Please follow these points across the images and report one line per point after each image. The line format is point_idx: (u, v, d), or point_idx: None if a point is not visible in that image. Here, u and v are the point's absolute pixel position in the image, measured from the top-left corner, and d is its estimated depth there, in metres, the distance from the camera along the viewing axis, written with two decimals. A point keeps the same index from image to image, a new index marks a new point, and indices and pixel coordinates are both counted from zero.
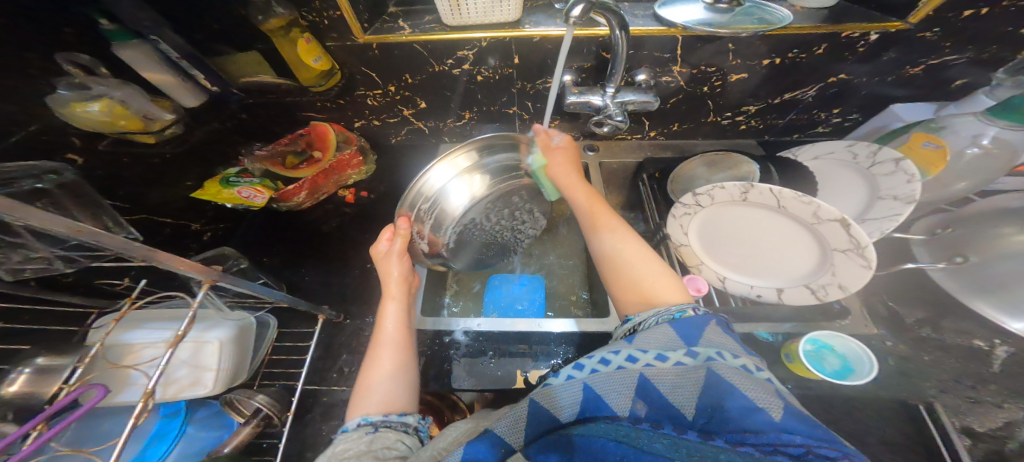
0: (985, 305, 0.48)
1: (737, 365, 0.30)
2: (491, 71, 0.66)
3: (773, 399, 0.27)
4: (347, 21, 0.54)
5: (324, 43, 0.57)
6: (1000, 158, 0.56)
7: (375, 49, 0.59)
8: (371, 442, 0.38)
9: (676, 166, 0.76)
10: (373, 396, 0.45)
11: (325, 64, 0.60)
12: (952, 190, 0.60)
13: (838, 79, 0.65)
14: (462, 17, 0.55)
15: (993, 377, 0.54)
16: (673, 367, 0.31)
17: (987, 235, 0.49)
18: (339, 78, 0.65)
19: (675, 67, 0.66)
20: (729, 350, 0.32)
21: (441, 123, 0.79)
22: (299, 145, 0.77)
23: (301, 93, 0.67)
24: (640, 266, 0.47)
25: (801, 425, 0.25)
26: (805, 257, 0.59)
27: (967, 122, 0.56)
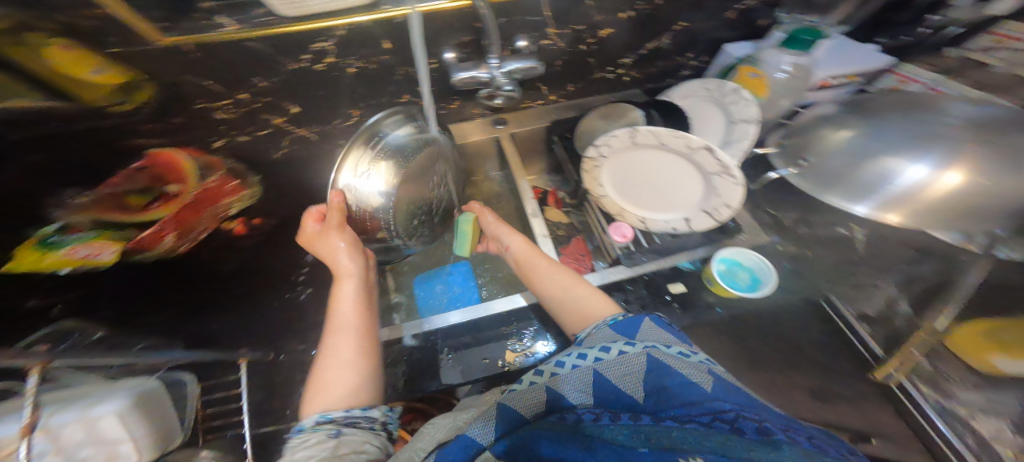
0: (834, 197, 0.49)
1: (673, 352, 0.34)
2: (362, 62, 0.60)
3: (703, 375, 0.30)
4: (132, 25, 0.44)
5: (108, 51, 0.46)
6: (801, 78, 0.62)
7: (194, 50, 0.49)
8: (336, 447, 0.35)
9: (579, 123, 0.77)
10: (335, 388, 0.43)
11: (110, 77, 0.48)
12: (778, 109, 0.67)
13: (681, 27, 0.70)
14: (304, 8, 0.46)
15: (860, 259, 0.62)
16: (617, 356, 0.35)
17: (816, 140, 0.53)
18: (145, 100, 0.53)
19: (550, 29, 0.66)
20: (663, 342, 0.36)
21: (328, 127, 0.70)
22: (140, 181, 0.61)
23: (100, 116, 0.52)
24: (577, 292, 0.52)
25: (730, 395, 0.28)
26: (694, 186, 0.63)
27: (771, 53, 0.61)
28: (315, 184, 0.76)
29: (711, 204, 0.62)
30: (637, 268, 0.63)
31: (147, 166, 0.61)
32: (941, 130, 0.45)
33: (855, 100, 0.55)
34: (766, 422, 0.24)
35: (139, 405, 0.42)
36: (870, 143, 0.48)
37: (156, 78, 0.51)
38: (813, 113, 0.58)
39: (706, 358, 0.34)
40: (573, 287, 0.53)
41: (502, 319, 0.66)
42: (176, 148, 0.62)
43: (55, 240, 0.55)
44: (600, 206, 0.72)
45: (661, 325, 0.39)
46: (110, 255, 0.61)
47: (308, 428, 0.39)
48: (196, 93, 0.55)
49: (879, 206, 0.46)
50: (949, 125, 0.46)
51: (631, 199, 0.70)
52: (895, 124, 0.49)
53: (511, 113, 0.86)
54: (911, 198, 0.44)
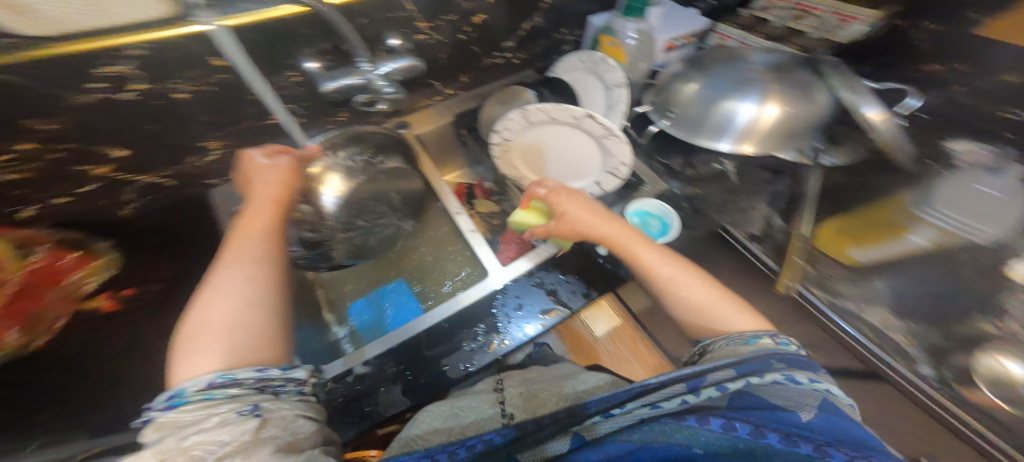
0: (703, 139, 0.56)
1: (784, 380, 0.31)
2: (199, 84, 0.52)
3: (815, 405, 0.28)
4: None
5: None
6: (649, 42, 0.68)
7: None
8: (248, 423, 0.26)
9: (482, 113, 0.77)
10: (227, 335, 0.32)
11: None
12: (639, 72, 0.73)
13: (548, 4, 0.72)
14: (49, 22, 0.37)
15: (740, 187, 0.70)
16: (725, 391, 0.30)
17: (674, 95, 0.58)
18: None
19: (420, 22, 0.63)
20: (771, 369, 0.32)
21: (186, 167, 0.62)
22: None
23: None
24: (691, 291, 0.47)
25: (846, 427, 0.26)
26: (592, 152, 0.67)
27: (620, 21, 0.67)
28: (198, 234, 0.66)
29: (611, 164, 0.66)
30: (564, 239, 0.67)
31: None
32: (754, 76, 0.53)
33: (693, 55, 0.60)
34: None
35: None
36: (712, 93, 0.54)
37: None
38: (665, 73, 0.62)
39: (826, 389, 0.31)
40: (693, 286, 0.47)
41: (468, 319, 0.61)
42: None
43: None
44: (522, 187, 0.75)
45: (779, 358, 0.34)
46: None
47: (192, 395, 0.27)
48: None
49: (734, 141, 0.54)
50: (755, 70, 0.53)
51: (544, 175, 0.73)
52: (724, 74, 0.55)
53: (411, 114, 0.82)
54: (750, 134, 0.52)
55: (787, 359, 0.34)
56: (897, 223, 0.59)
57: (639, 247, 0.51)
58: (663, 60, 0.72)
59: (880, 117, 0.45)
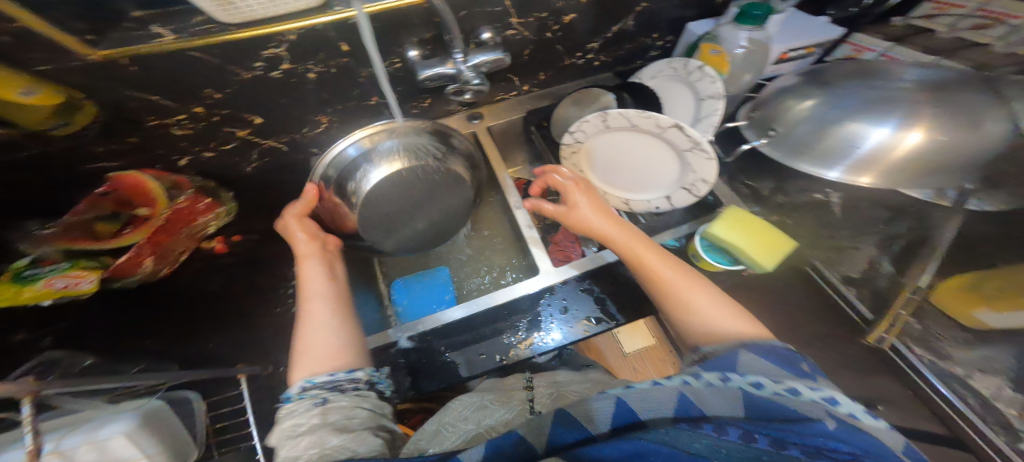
0: (806, 165, 0.49)
1: (785, 390, 0.31)
2: (322, 67, 0.58)
3: (819, 413, 0.28)
4: (55, 40, 0.40)
5: (36, 69, 0.42)
6: (760, 52, 0.61)
7: (131, 66, 0.46)
8: (324, 411, 0.36)
9: (554, 111, 0.77)
10: (315, 353, 0.42)
11: (49, 96, 0.44)
12: (742, 84, 0.66)
13: (643, 8, 0.69)
14: (240, 12, 0.45)
15: (840, 223, 0.62)
16: (711, 388, 0.32)
17: (780, 112, 0.53)
18: (97, 111, 0.50)
19: (513, 19, 0.66)
20: (773, 376, 0.33)
21: (298, 136, 0.69)
22: (104, 208, 0.61)
23: (41, 141, 0.49)
24: (726, 319, 0.42)
25: (855, 436, 0.26)
26: (669, 165, 0.63)
27: (729, 29, 0.60)
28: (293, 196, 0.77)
29: (688, 181, 0.62)
30: None
31: (110, 191, 0.60)
32: (899, 94, 0.45)
33: (811, 69, 0.54)
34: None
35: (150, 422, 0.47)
36: (833, 111, 0.48)
37: (97, 99, 0.48)
38: (774, 86, 0.57)
39: (829, 395, 0.30)
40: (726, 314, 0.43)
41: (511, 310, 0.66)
42: (137, 171, 0.60)
43: (30, 274, 0.54)
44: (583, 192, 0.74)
45: (763, 353, 0.36)
46: (90, 284, 0.58)
47: (293, 396, 0.37)
48: (141, 108, 0.52)
49: (847, 171, 0.47)
50: (904, 89, 0.46)
51: (611, 181, 0.70)
52: (854, 90, 0.48)
53: (485, 106, 0.85)
54: (875, 164, 0.45)
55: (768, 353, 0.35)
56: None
57: (654, 255, 0.50)
58: (772, 72, 0.69)
59: None
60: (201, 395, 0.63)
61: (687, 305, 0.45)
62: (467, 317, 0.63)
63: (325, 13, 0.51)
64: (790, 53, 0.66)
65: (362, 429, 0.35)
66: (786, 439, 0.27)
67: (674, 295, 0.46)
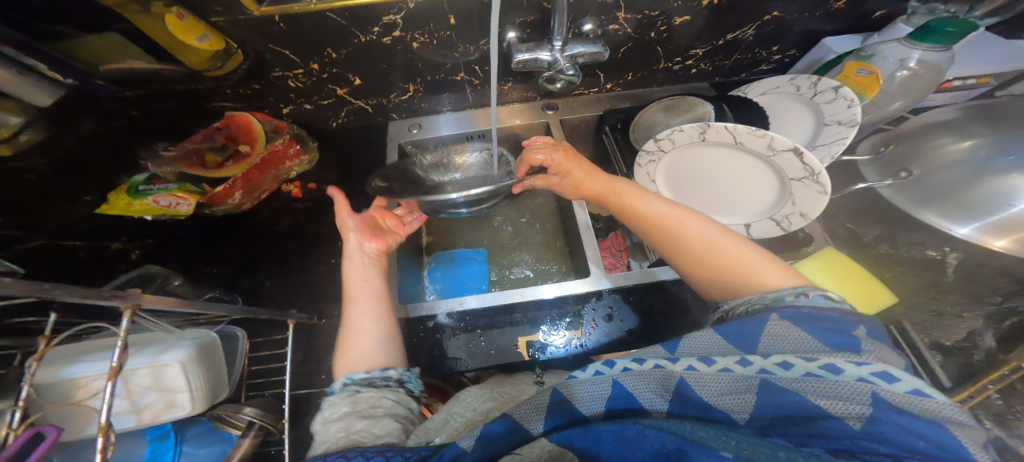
0: (930, 214, 0.46)
1: (812, 368, 0.26)
2: (427, 37, 0.61)
3: (854, 404, 0.24)
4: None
5: (210, 20, 0.50)
6: (926, 78, 0.56)
7: (280, 24, 0.53)
8: (358, 404, 0.40)
9: (636, 114, 0.73)
10: (356, 356, 0.45)
11: (212, 44, 0.52)
12: (888, 111, 0.62)
13: (772, 17, 0.66)
14: None
15: (950, 286, 0.55)
16: (720, 373, 0.29)
17: (926, 148, 0.49)
18: (242, 59, 0.58)
19: (620, 14, 0.64)
20: (793, 348, 0.28)
21: (385, 100, 0.74)
22: (217, 141, 0.67)
23: (194, 81, 0.59)
24: (761, 271, 0.38)
25: (898, 436, 0.22)
26: (765, 190, 0.59)
27: (893, 47, 0.56)
28: (365, 155, 0.79)
29: (782, 212, 0.58)
30: None
31: (224, 127, 0.67)
32: None
33: (982, 104, 0.48)
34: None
35: (202, 356, 0.50)
36: (993, 160, 0.44)
37: (244, 48, 0.57)
38: (925, 116, 0.51)
39: (834, 364, 0.26)
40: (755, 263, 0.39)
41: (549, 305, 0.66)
42: (249, 112, 0.68)
43: (143, 189, 0.59)
44: None
45: (796, 321, 0.30)
46: (188, 207, 0.63)
47: (336, 389, 0.42)
48: (274, 62, 0.60)
49: (984, 229, 0.43)
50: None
51: (688, 197, 0.66)
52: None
53: (562, 99, 0.84)
54: (1016, 225, 0.41)
55: (810, 323, 0.29)
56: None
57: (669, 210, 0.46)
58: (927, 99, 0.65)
59: None
60: (246, 334, 0.63)
61: (708, 253, 0.41)
62: (482, 309, 0.65)
63: None
64: (955, 82, 0.62)
65: (387, 421, 0.39)
66: (800, 437, 0.24)
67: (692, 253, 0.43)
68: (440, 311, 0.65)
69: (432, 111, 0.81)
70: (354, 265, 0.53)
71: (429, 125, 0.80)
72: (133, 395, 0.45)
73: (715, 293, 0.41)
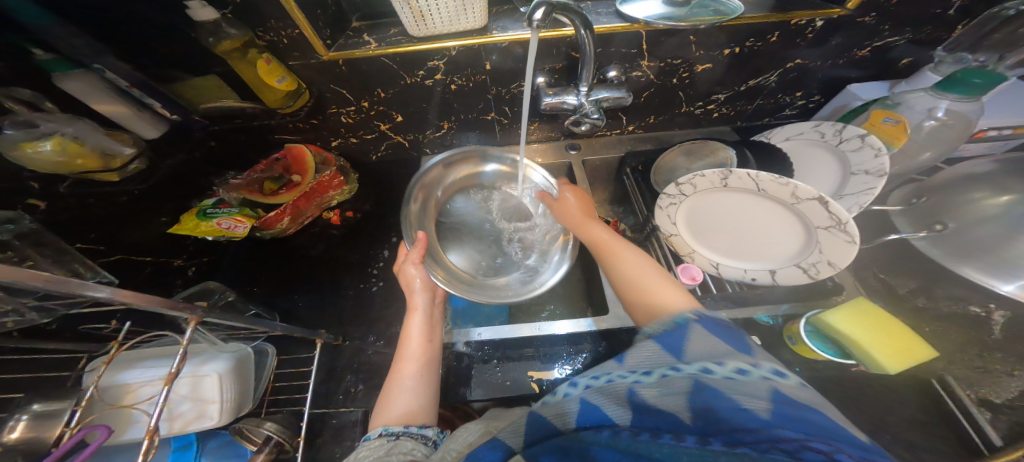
0: (969, 268, 0.45)
1: (728, 371, 0.28)
2: (465, 79, 0.68)
3: (764, 402, 0.25)
4: (309, 40, 0.55)
5: (287, 63, 0.58)
6: (956, 128, 0.56)
7: (342, 66, 0.60)
8: (391, 447, 0.41)
9: (657, 157, 0.77)
10: (395, 413, 0.48)
11: (288, 85, 0.61)
12: (919, 161, 0.62)
13: (794, 65, 0.69)
14: (429, 28, 0.58)
15: (997, 345, 0.52)
16: (660, 380, 0.29)
17: (959, 202, 0.48)
18: (307, 98, 0.66)
19: (643, 62, 0.69)
20: (714, 355, 0.30)
21: (421, 136, 0.81)
22: (275, 170, 0.74)
23: (268, 116, 0.67)
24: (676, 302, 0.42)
25: (801, 423, 0.23)
26: (791, 237, 0.59)
27: (919, 97, 0.57)
28: (400, 184, 0.85)
29: (809, 259, 0.57)
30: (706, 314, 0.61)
31: (282, 158, 0.74)
32: None
33: (1017, 158, 0.48)
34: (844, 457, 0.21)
35: (237, 369, 0.53)
36: None
37: (311, 88, 0.64)
38: (956, 170, 0.51)
39: (770, 372, 0.28)
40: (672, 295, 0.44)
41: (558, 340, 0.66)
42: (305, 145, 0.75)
43: (210, 212, 0.65)
44: (668, 245, 0.71)
45: (711, 330, 0.33)
46: (243, 230, 0.67)
47: (372, 437, 0.44)
48: (332, 99, 0.67)
49: None
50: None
51: (711, 241, 0.67)
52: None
53: (584, 139, 0.89)
54: None
55: (725, 334, 0.33)
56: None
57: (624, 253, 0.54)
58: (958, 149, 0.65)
59: None
60: (276, 352, 0.66)
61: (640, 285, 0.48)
62: (495, 340, 0.65)
63: (488, 35, 0.60)
64: (989, 132, 0.62)
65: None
66: (733, 438, 0.24)
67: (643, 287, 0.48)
68: (460, 340, 0.64)
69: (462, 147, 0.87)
70: (420, 320, 0.58)
71: None
72: (171, 403, 0.48)
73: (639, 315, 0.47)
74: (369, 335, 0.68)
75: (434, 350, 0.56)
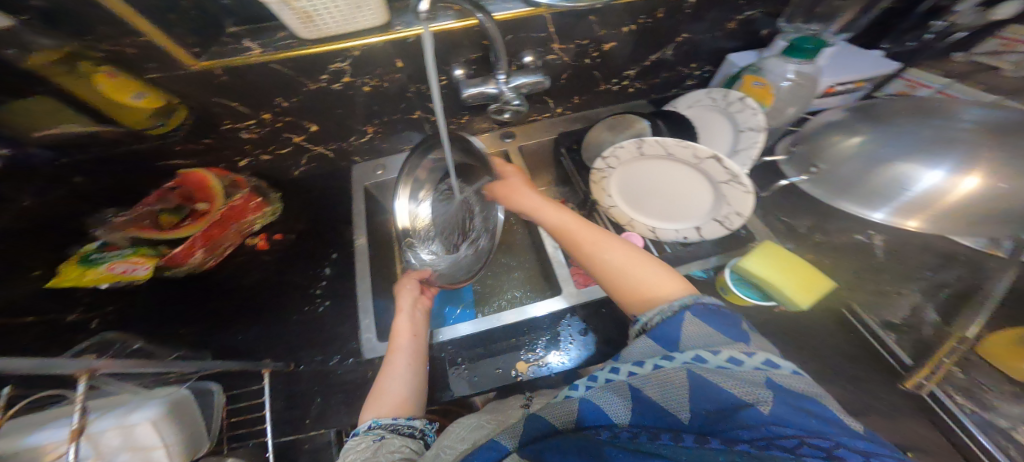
0: (847, 203, 0.49)
1: (721, 361, 0.33)
2: (377, 81, 0.66)
3: (759, 392, 0.29)
4: (170, 51, 0.51)
5: (146, 76, 0.52)
6: (807, 86, 0.63)
7: (221, 75, 0.56)
8: (378, 447, 0.43)
9: (586, 134, 0.79)
10: (387, 400, 0.51)
11: (150, 100, 0.54)
12: (786, 116, 0.67)
13: (684, 38, 0.74)
14: (320, 29, 0.54)
15: (882, 265, 0.59)
16: (655, 373, 0.34)
17: (825, 147, 0.54)
18: (187, 113, 0.60)
19: (555, 45, 0.70)
20: (708, 346, 0.35)
21: (345, 144, 0.78)
22: (171, 200, 0.68)
23: (137, 139, 0.60)
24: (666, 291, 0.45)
25: (792, 416, 0.27)
26: (703, 195, 0.63)
27: (774, 63, 0.62)
28: (331, 198, 0.81)
29: (722, 212, 0.61)
30: None
31: (178, 186, 0.69)
32: (964, 136, 0.46)
33: (862, 104, 0.55)
34: (835, 450, 0.24)
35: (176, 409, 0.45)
36: (886, 149, 0.49)
37: (187, 103, 0.58)
38: (821, 118, 0.58)
39: (764, 362, 0.32)
40: (651, 280, 0.46)
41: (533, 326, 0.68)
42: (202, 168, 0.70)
43: (96, 258, 0.59)
44: (611, 218, 0.75)
45: (702, 317, 0.38)
46: (145, 271, 0.62)
47: (362, 431, 0.47)
48: (223, 114, 0.62)
49: (896, 212, 0.46)
50: (965, 130, 0.46)
51: (642, 208, 0.71)
52: (911, 128, 0.49)
53: (518, 127, 0.89)
54: (935, 202, 0.45)
55: (715, 320, 0.37)
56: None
57: (592, 237, 0.54)
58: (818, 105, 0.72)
59: None
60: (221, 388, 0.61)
61: (619, 273, 0.49)
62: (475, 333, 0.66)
63: (390, 32, 0.58)
64: (837, 87, 0.69)
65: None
66: (731, 432, 0.28)
67: (620, 270, 0.49)
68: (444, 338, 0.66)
69: (394, 151, 0.85)
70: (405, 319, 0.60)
71: (393, 165, 0.84)
72: None
73: (633, 309, 0.46)
74: (326, 355, 0.64)
75: (420, 344, 0.59)
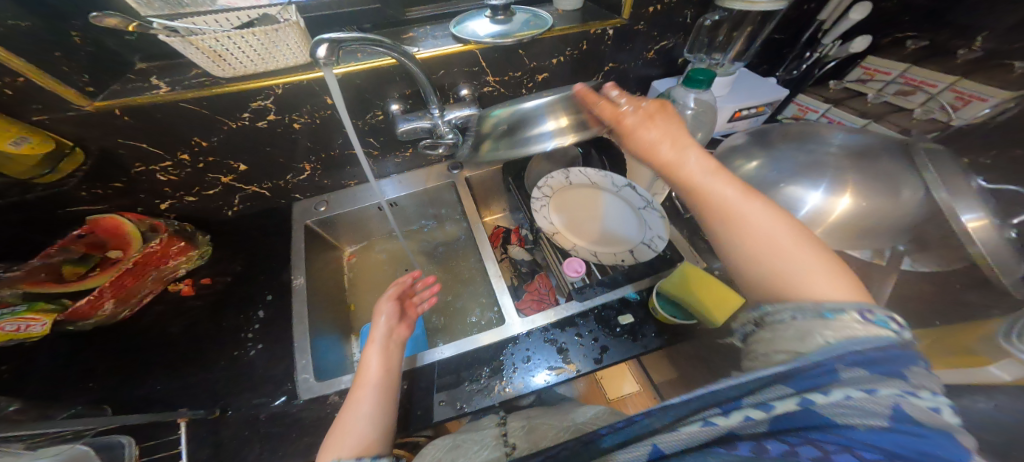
0: None
1: (854, 393, 0.25)
2: (307, 117, 0.66)
3: (889, 433, 0.22)
4: (59, 93, 0.50)
5: (31, 119, 0.51)
6: (708, 112, 0.69)
7: (122, 116, 0.55)
8: None
9: (526, 165, 0.81)
10: (352, 440, 0.44)
11: (34, 146, 0.51)
12: (696, 141, 0.72)
13: (611, 68, 0.79)
14: (233, 67, 0.55)
15: None
16: (760, 416, 0.26)
17: (729, 171, 0.58)
18: (83, 157, 0.58)
19: (489, 78, 0.73)
20: (838, 377, 0.26)
21: (281, 182, 0.77)
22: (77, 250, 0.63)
23: (24, 190, 0.56)
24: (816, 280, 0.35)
25: None
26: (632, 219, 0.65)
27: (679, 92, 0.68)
28: (268, 235, 0.78)
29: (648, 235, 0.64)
30: (588, 301, 0.63)
31: (87, 233, 0.64)
32: (827, 159, 0.51)
33: (756, 131, 0.60)
34: None
35: None
36: (771, 175, 0.53)
37: (85, 146, 0.57)
38: (725, 144, 0.62)
39: (912, 390, 0.24)
40: (800, 266, 0.36)
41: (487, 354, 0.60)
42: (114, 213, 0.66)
43: None
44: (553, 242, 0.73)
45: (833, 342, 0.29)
46: (42, 327, 0.57)
47: None
48: (129, 155, 0.61)
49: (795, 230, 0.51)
50: (831, 154, 0.51)
51: (580, 231, 0.71)
52: (790, 154, 0.54)
53: None
54: (819, 223, 0.50)
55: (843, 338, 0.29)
56: (979, 353, 0.42)
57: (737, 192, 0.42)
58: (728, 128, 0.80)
59: (980, 225, 0.41)
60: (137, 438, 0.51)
61: (764, 241, 0.39)
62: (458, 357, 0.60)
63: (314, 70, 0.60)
64: (743, 111, 0.77)
65: None
66: None
67: (763, 239, 0.39)
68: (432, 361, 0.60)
69: (338, 185, 0.84)
70: (377, 352, 0.54)
71: (337, 200, 0.84)
72: None
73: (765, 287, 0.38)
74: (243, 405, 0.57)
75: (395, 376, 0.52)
